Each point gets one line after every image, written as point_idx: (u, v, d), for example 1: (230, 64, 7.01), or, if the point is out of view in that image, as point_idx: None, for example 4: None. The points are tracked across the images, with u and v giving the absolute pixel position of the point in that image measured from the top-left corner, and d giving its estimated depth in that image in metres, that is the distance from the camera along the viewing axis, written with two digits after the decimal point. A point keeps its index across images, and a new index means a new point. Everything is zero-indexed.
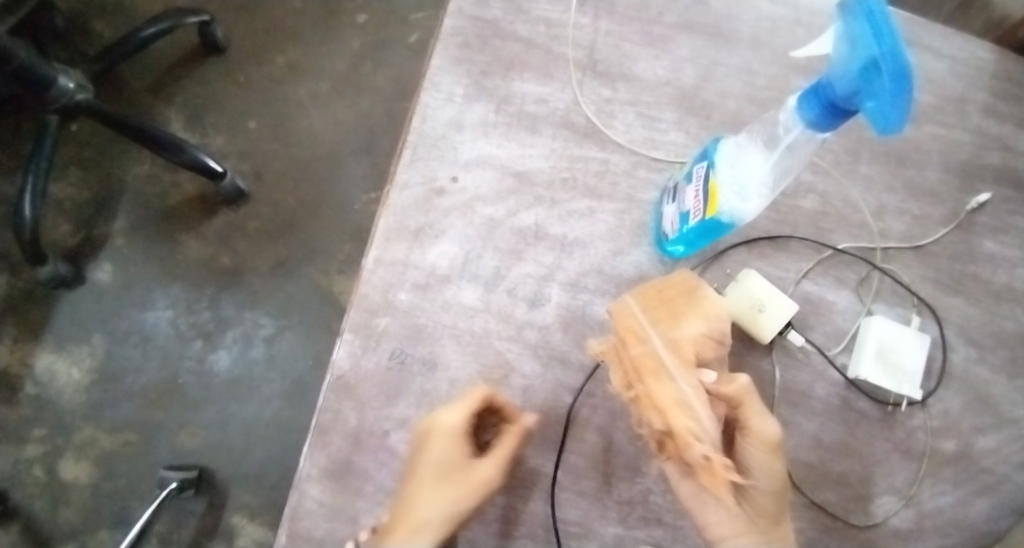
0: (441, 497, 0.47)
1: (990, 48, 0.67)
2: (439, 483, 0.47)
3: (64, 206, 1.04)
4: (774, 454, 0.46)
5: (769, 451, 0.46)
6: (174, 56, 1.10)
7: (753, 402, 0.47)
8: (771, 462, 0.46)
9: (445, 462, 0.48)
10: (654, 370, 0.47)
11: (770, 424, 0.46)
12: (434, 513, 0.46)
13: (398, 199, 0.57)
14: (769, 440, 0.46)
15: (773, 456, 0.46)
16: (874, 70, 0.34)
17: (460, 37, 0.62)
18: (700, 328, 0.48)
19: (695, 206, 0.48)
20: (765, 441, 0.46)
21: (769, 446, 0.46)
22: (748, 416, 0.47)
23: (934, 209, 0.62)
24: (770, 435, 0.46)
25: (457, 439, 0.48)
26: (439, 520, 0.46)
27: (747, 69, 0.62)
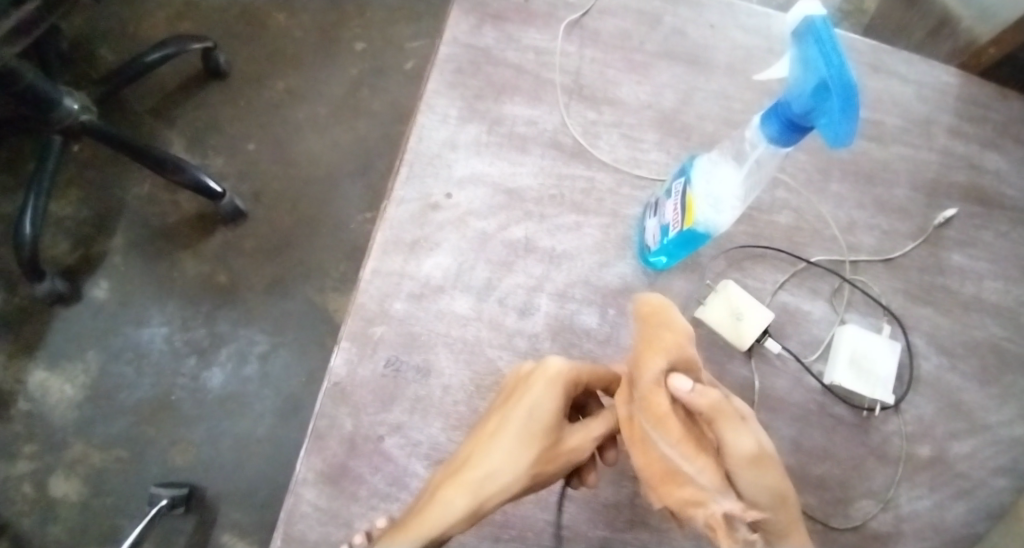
0: (520, 455, 0.47)
1: (952, 75, 0.71)
2: (527, 439, 0.48)
3: (63, 225, 1.06)
4: (757, 466, 0.45)
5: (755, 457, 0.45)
6: (176, 80, 1.14)
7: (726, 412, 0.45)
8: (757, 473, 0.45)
9: (539, 416, 0.48)
10: (638, 443, 0.46)
11: (745, 437, 0.44)
12: (512, 470, 0.47)
13: (394, 214, 0.59)
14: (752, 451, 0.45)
15: (757, 466, 0.45)
16: (825, 90, 0.37)
17: (454, 63, 0.65)
18: (661, 370, 0.44)
19: (674, 219, 0.52)
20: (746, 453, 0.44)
21: (751, 457, 0.44)
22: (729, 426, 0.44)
23: (903, 224, 0.65)
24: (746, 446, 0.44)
25: (557, 387, 0.48)
26: (512, 477, 0.47)
27: (724, 93, 0.66)
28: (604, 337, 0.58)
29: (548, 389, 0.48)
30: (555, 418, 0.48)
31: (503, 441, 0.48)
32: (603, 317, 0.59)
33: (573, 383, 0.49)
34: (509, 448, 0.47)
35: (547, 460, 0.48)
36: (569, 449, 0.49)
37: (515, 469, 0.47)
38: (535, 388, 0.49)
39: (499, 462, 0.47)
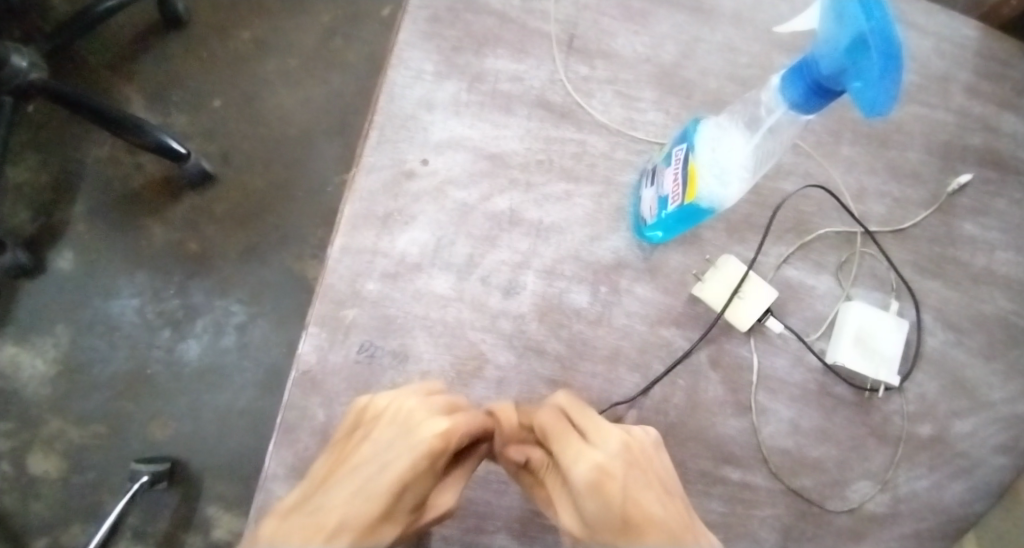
0: (385, 522, 0.39)
1: (973, 26, 0.65)
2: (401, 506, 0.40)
3: (21, 191, 0.99)
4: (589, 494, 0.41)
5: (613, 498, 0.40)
6: (133, 31, 1.05)
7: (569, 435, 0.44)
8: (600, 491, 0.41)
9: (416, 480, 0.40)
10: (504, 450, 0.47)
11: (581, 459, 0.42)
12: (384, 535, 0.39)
13: (366, 184, 0.54)
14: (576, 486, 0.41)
15: (608, 484, 0.41)
16: (862, 47, 0.33)
17: (429, 11, 0.59)
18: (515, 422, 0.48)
19: (674, 191, 0.47)
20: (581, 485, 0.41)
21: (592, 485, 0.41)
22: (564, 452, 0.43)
23: (915, 191, 0.61)
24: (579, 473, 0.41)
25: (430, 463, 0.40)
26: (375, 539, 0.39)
27: (728, 46, 0.60)
28: (595, 317, 0.54)
29: (418, 457, 0.40)
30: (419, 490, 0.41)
31: (367, 488, 0.39)
32: (594, 294, 0.54)
33: (449, 448, 0.41)
34: (365, 509, 0.38)
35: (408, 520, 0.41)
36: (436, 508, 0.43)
37: (370, 533, 0.39)
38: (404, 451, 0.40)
39: (344, 522, 0.38)
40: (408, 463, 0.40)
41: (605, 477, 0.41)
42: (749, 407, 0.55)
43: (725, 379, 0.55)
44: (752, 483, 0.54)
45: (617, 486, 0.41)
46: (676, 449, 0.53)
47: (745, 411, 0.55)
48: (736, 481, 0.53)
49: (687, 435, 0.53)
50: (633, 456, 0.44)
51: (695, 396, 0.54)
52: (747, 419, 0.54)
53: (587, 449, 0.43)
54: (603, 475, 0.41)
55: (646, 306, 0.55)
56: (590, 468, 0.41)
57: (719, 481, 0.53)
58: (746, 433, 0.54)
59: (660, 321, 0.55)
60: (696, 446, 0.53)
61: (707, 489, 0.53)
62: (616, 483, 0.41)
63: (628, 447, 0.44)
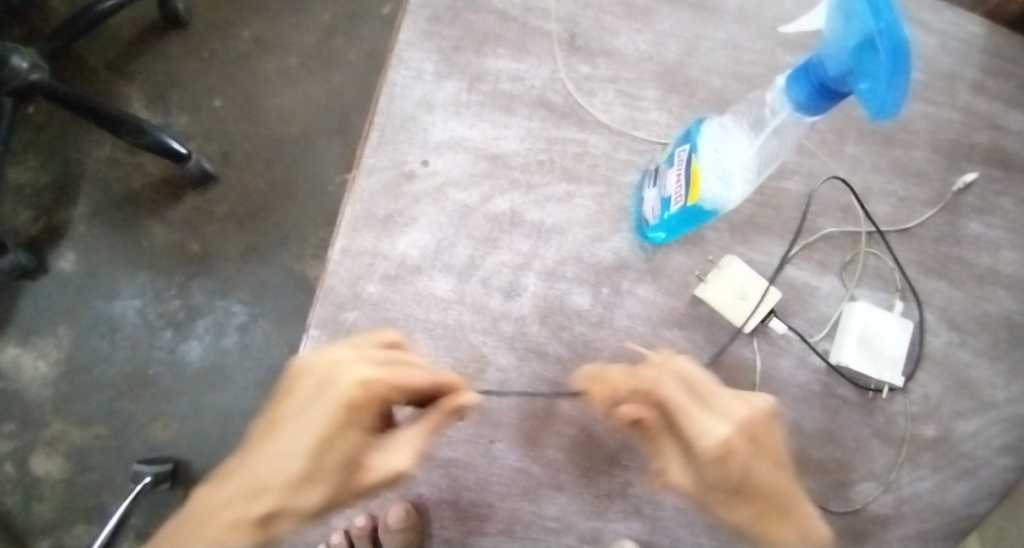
0: (309, 485, 0.38)
1: (979, 23, 0.64)
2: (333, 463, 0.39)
3: (22, 192, 0.99)
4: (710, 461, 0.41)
5: (734, 468, 0.41)
6: (133, 30, 1.05)
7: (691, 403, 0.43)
8: (723, 460, 0.41)
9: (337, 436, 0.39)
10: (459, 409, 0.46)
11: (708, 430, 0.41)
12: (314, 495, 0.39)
13: (366, 185, 0.54)
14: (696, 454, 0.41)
15: (732, 459, 0.40)
16: (871, 48, 0.32)
17: (429, 10, 0.58)
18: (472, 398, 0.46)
19: (676, 192, 0.47)
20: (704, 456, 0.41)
21: (715, 458, 0.40)
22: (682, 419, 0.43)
23: (919, 190, 0.60)
24: (703, 446, 0.40)
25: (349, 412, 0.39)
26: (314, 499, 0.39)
27: (731, 43, 0.60)
28: (596, 319, 0.54)
29: (335, 411, 0.39)
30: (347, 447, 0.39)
31: (288, 446, 0.38)
32: (596, 296, 0.54)
33: (372, 399, 0.40)
34: (284, 465, 0.38)
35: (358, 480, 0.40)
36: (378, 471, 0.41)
37: (303, 491, 0.38)
38: (324, 397, 0.40)
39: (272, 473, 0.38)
40: (324, 417, 0.39)
41: (731, 453, 0.40)
42: None
43: (728, 381, 0.54)
44: None
45: (740, 459, 0.41)
46: None
47: None
48: None
49: None
50: (754, 428, 0.43)
51: None
52: None
53: (709, 419, 0.42)
54: (727, 451, 0.40)
55: (649, 307, 0.54)
56: (713, 443, 0.40)
57: None
58: None
59: (663, 323, 0.54)
60: None
61: None
62: (740, 460, 0.41)
63: (750, 419, 0.42)
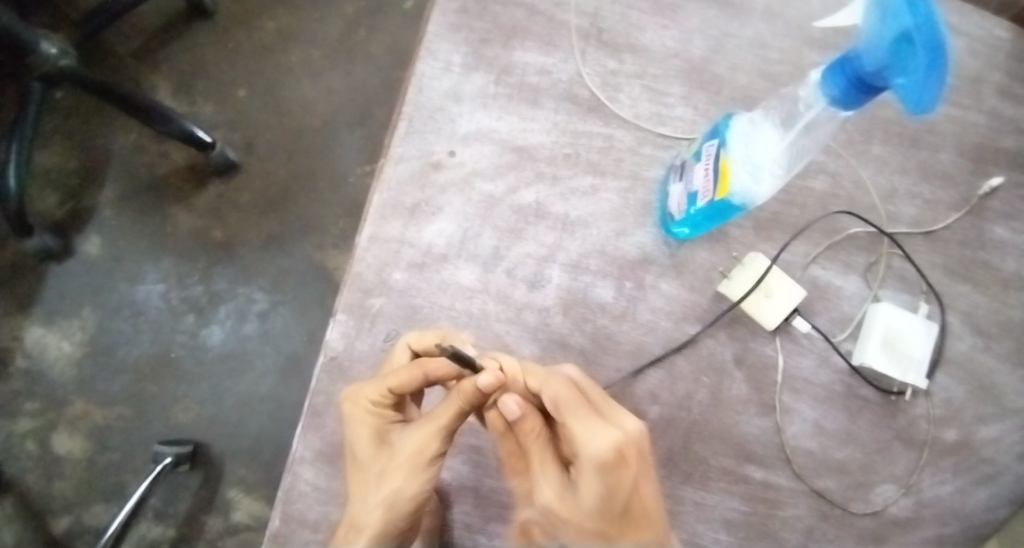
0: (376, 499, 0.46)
1: (1008, 26, 0.64)
2: (398, 463, 0.46)
3: (49, 177, 1.01)
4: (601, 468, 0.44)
5: (621, 482, 0.45)
6: (161, 19, 1.07)
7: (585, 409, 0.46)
8: (611, 471, 0.44)
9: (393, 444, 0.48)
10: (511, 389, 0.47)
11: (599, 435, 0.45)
12: (399, 489, 0.46)
13: (393, 174, 0.55)
14: (586, 458, 0.45)
15: (622, 467, 0.44)
16: (907, 43, 0.32)
17: (459, 3, 0.59)
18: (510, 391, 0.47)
19: (704, 187, 0.47)
20: (593, 460, 0.44)
21: (604, 463, 0.44)
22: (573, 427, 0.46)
23: (946, 193, 0.60)
24: (595, 449, 0.44)
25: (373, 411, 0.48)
26: (399, 500, 0.46)
27: (759, 41, 0.60)
28: (619, 312, 0.54)
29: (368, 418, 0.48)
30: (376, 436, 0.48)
31: (360, 486, 0.47)
32: (619, 290, 0.54)
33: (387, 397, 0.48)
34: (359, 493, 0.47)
35: (429, 473, 0.46)
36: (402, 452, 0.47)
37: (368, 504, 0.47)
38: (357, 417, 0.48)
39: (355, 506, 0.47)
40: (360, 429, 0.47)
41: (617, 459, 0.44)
42: (773, 407, 0.54)
43: (749, 377, 0.54)
44: (774, 483, 0.53)
45: (627, 470, 0.45)
46: (698, 447, 0.53)
47: (769, 410, 0.54)
48: (758, 481, 0.53)
49: (710, 433, 0.53)
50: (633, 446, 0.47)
51: (719, 393, 0.54)
52: (770, 418, 0.54)
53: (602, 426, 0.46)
54: (618, 458, 0.44)
55: (672, 302, 0.55)
56: (606, 446, 0.44)
57: (741, 479, 0.53)
58: (769, 433, 0.54)
59: (685, 318, 0.55)
60: (717, 443, 0.53)
61: (728, 488, 0.53)
62: (630, 470, 0.45)
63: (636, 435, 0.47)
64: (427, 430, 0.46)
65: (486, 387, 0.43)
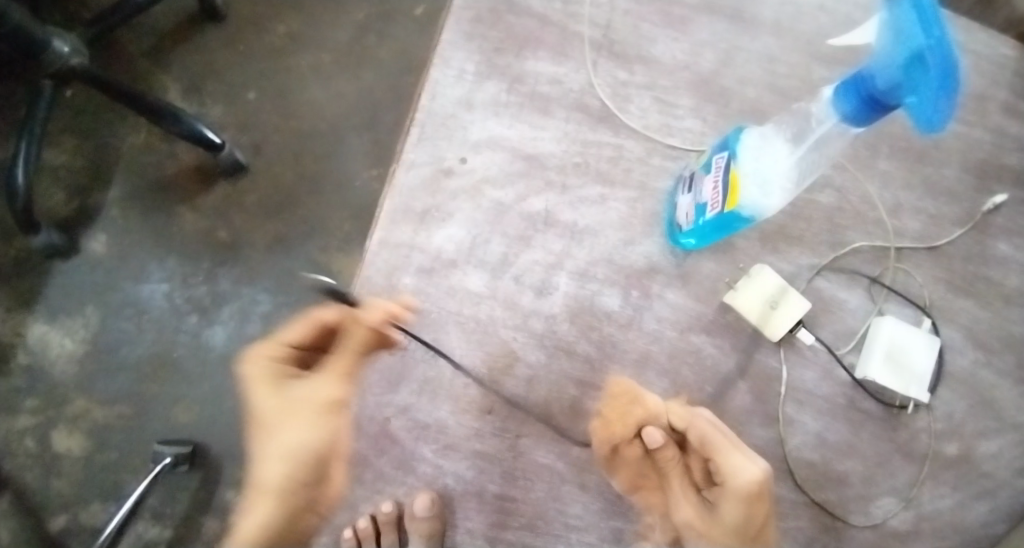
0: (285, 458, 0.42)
1: (1014, 46, 0.65)
2: (298, 412, 0.42)
3: (57, 174, 1.02)
4: (752, 500, 0.43)
5: (759, 514, 0.44)
6: (172, 20, 1.07)
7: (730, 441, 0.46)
8: (755, 505, 0.44)
9: (286, 393, 0.43)
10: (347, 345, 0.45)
11: (748, 466, 0.44)
12: (298, 443, 0.41)
13: (405, 180, 0.55)
14: (732, 489, 0.44)
15: (761, 501, 0.44)
16: (920, 63, 0.33)
17: (472, 11, 0.60)
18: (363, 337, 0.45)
19: (713, 199, 0.48)
20: (738, 491, 0.44)
21: (747, 496, 0.43)
22: (723, 456, 0.45)
23: (950, 209, 0.60)
24: (740, 481, 0.43)
25: (262, 360, 0.43)
26: (303, 451, 0.41)
27: (768, 56, 0.61)
28: (625, 321, 0.54)
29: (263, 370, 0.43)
30: (279, 387, 0.43)
31: (269, 452, 0.42)
32: (626, 299, 0.55)
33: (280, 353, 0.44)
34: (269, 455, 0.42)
35: (332, 423, 0.43)
36: (305, 400, 0.42)
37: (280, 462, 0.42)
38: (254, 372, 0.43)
39: (263, 471, 0.42)
40: (259, 382, 0.43)
41: (760, 493, 0.43)
42: (776, 418, 0.55)
43: (753, 389, 0.55)
44: (776, 493, 0.54)
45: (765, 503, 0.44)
46: None
47: (772, 421, 0.55)
48: None
49: None
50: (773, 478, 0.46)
51: (723, 403, 0.54)
52: (773, 429, 0.55)
53: (745, 458, 0.45)
54: (761, 492, 0.43)
55: (678, 312, 0.55)
56: (751, 480, 0.43)
57: None
58: (772, 444, 0.54)
59: (691, 328, 0.55)
60: None
61: None
62: (765, 505, 0.44)
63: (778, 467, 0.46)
64: (330, 375, 0.43)
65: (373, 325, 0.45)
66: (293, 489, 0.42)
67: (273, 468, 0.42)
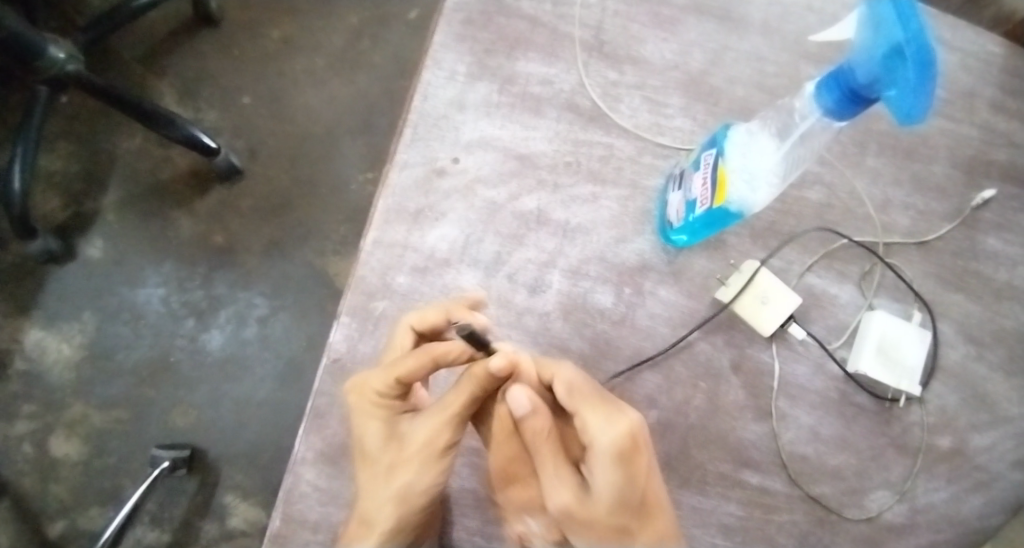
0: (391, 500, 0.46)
1: (1000, 43, 0.65)
2: (409, 455, 0.46)
3: (53, 180, 1.02)
4: (622, 459, 0.45)
5: (637, 473, 0.45)
6: (167, 27, 1.08)
7: (594, 400, 0.47)
8: (629, 464, 0.45)
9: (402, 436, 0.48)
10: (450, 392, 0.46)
11: (615, 425, 0.46)
12: (414, 485, 0.46)
13: (398, 180, 0.56)
14: (600, 451, 0.45)
15: (634, 457, 0.45)
16: (898, 57, 0.33)
17: (464, 14, 0.60)
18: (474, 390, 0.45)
19: (702, 195, 0.48)
20: (606, 451, 0.45)
21: (619, 452, 0.45)
22: (588, 420, 0.46)
23: (939, 204, 0.61)
24: (608, 439, 0.45)
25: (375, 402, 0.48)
26: (409, 493, 0.46)
27: (757, 55, 0.61)
28: (618, 318, 0.55)
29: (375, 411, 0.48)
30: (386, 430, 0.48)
31: (379, 493, 0.46)
32: (618, 296, 0.55)
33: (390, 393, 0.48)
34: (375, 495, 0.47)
35: (444, 463, 0.47)
36: (412, 445, 0.46)
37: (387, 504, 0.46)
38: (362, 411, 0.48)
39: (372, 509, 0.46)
40: (370, 423, 0.47)
41: (632, 449, 0.45)
42: (769, 413, 0.55)
43: (746, 384, 0.55)
44: (770, 488, 0.54)
45: (642, 460, 0.46)
46: (695, 452, 0.54)
47: (765, 416, 0.55)
48: (754, 486, 0.54)
49: (708, 438, 0.54)
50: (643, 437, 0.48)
51: (716, 399, 0.55)
52: (766, 424, 0.55)
53: (611, 416, 0.46)
54: (630, 446, 0.45)
55: (670, 309, 0.56)
56: (619, 436, 0.45)
57: (737, 484, 0.54)
58: (766, 438, 0.55)
59: (683, 324, 0.55)
60: (715, 449, 0.54)
61: (726, 492, 0.53)
62: (642, 461, 0.46)
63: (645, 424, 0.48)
64: (445, 421, 0.46)
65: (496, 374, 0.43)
66: (404, 524, 0.47)
67: (382, 511, 0.46)
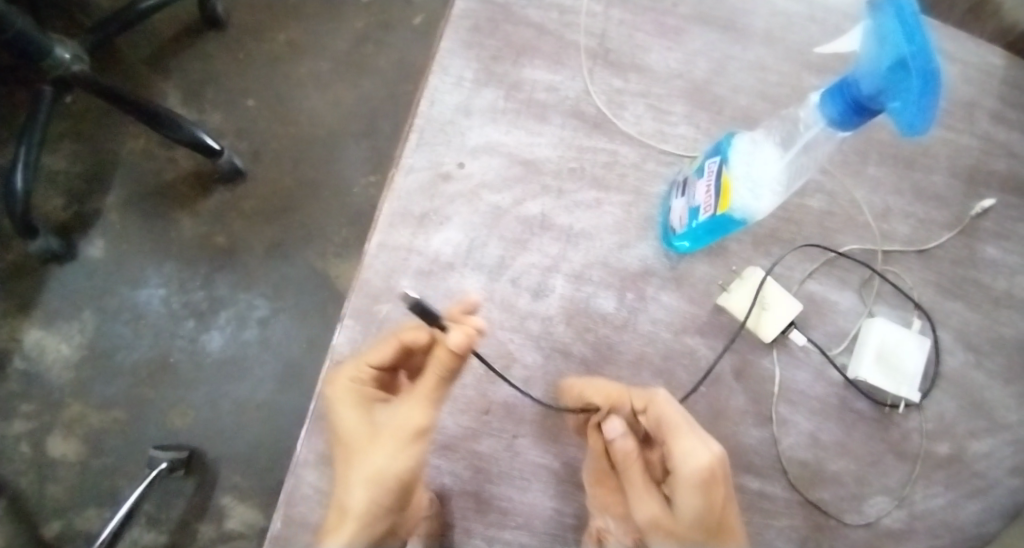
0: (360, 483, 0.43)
1: (1001, 54, 0.66)
2: (382, 436, 0.44)
3: (55, 180, 1.02)
4: (703, 485, 0.43)
5: (715, 500, 0.44)
6: (171, 29, 1.08)
7: (682, 426, 0.46)
8: (710, 492, 0.44)
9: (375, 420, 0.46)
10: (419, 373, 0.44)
11: (696, 452, 0.44)
12: (384, 466, 0.43)
13: (403, 184, 0.56)
14: (683, 476, 0.44)
15: (715, 485, 0.44)
16: (903, 69, 0.34)
17: (471, 20, 0.61)
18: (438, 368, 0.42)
19: (706, 202, 0.49)
20: (688, 479, 0.44)
21: (701, 479, 0.43)
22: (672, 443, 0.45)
23: (938, 213, 0.61)
24: (690, 467, 0.44)
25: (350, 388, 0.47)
26: (380, 474, 0.43)
27: (759, 64, 0.62)
28: (621, 323, 0.55)
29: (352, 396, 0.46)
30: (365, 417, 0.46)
31: (353, 475, 0.44)
32: (621, 301, 0.56)
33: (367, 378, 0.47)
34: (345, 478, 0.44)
35: (416, 450, 0.44)
36: (384, 428, 0.44)
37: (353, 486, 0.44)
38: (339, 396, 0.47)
39: (345, 495, 0.44)
40: (347, 410, 0.46)
41: (712, 479, 0.43)
42: (770, 418, 0.56)
43: (747, 389, 0.56)
44: (769, 492, 0.54)
45: (720, 489, 0.44)
46: None
47: (766, 421, 0.55)
48: (755, 490, 0.54)
49: None
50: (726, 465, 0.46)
51: (717, 404, 0.55)
52: (767, 429, 0.55)
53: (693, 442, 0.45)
54: (713, 476, 0.44)
55: (672, 314, 0.56)
56: (701, 466, 0.43)
57: (737, 489, 0.54)
58: (766, 443, 0.55)
59: (685, 330, 0.56)
60: None
61: None
62: (721, 489, 0.44)
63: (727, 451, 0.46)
64: (416, 402, 0.43)
65: (455, 348, 0.41)
66: (372, 506, 0.44)
67: (354, 492, 0.43)
